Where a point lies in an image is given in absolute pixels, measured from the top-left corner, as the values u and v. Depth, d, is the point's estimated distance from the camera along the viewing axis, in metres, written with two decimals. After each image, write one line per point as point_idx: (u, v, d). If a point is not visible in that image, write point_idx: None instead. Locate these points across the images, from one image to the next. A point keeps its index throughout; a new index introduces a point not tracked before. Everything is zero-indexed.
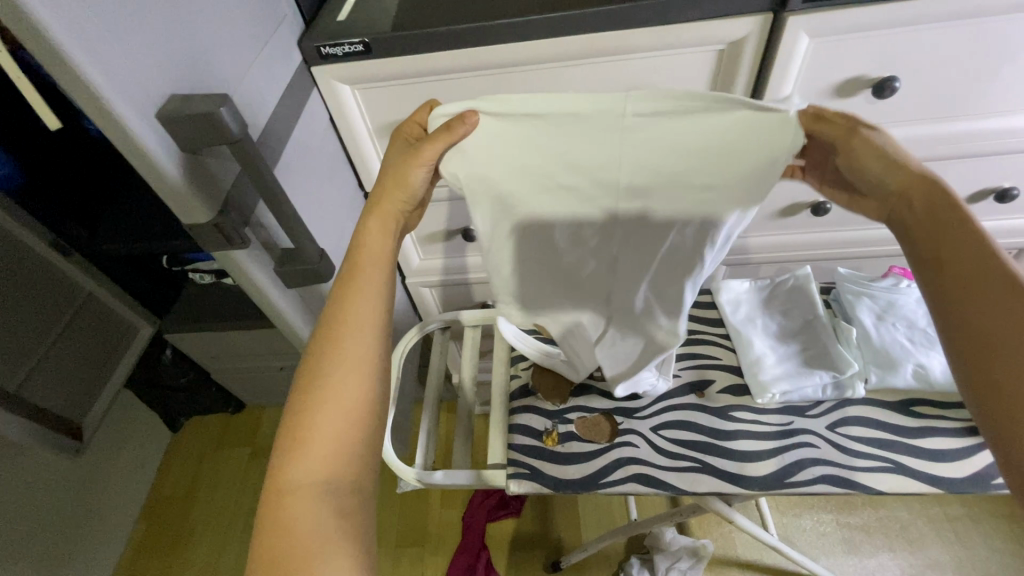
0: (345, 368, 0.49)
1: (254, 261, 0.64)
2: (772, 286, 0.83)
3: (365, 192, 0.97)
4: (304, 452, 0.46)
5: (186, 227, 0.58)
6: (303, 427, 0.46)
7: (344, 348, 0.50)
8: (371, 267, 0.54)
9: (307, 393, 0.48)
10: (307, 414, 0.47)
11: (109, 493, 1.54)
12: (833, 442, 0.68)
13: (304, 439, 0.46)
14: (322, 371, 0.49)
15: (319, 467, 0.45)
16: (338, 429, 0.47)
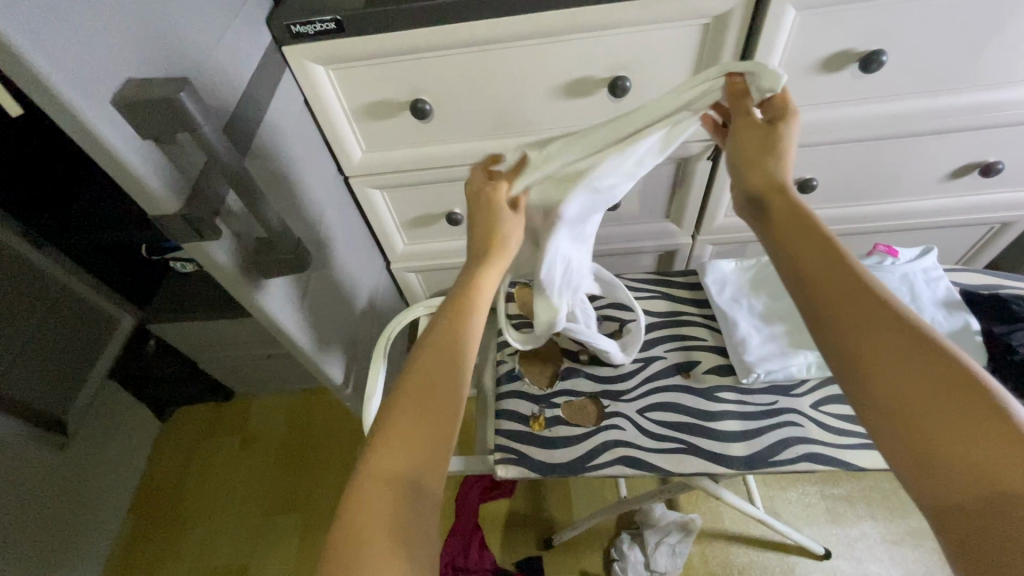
0: (445, 371, 0.53)
1: (227, 252, 0.62)
2: (759, 265, 0.83)
3: (344, 176, 0.95)
4: (393, 435, 0.48)
5: (153, 220, 0.56)
6: (398, 413, 0.49)
7: (451, 357, 0.54)
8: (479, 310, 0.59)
9: (412, 385, 0.51)
10: (406, 404, 0.50)
11: (100, 485, 1.53)
12: (817, 421, 0.69)
13: (395, 424, 0.49)
14: (427, 371, 0.52)
15: (404, 452, 0.47)
16: (430, 422, 0.49)
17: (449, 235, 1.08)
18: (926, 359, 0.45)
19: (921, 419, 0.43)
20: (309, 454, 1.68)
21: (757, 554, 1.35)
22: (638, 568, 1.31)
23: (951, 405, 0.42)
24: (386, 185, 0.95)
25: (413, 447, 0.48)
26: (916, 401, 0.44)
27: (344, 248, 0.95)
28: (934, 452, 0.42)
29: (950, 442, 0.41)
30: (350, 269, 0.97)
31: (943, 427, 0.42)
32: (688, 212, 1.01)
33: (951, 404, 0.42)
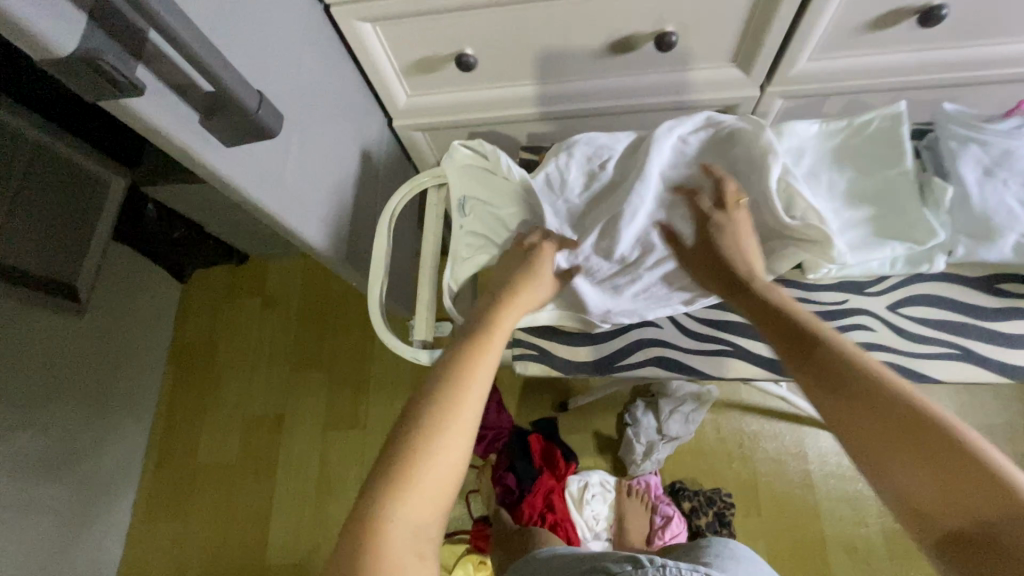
0: (458, 420, 0.47)
1: (164, 114, 0.44)
2: (850, 128, 0.65)
3: (325, 5, 0.74)
4: (408, 494, 0.43)
5: (45, 69, 0.38)
6: (416, 464, 0.44)
7: (465, 402, 0.48)
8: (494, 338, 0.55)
9: (426, 434, 0.46)
10: (420, 455, 0.45)
11: (130, 341, 1.59)
12: (889, 324, 0.63)
13: (412, 477, 0.44)
14: (431, 420, 0.47)
15: (424, 509, 0.44)
16: (438, 476, 0.45)
17: (461, 85, 0.89)
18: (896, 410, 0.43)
19: (891, 463, 0.42)
20: (329, 317, 1.69)
21: (770, 424, 1.39)
22: (649, 432, 1.36)
23: (914, 449, 0.41)
24: (379, 17, 0.74)
25: (429, 498, 0.44)
26: (892, 458, 0.42)
27: (337, 102, 0.78)
28: (906, 495, 0.41)
29: (917, 488, 0.40)
30: (347, 129, 0.81)
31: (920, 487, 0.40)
32: (764, 54, 0.79)
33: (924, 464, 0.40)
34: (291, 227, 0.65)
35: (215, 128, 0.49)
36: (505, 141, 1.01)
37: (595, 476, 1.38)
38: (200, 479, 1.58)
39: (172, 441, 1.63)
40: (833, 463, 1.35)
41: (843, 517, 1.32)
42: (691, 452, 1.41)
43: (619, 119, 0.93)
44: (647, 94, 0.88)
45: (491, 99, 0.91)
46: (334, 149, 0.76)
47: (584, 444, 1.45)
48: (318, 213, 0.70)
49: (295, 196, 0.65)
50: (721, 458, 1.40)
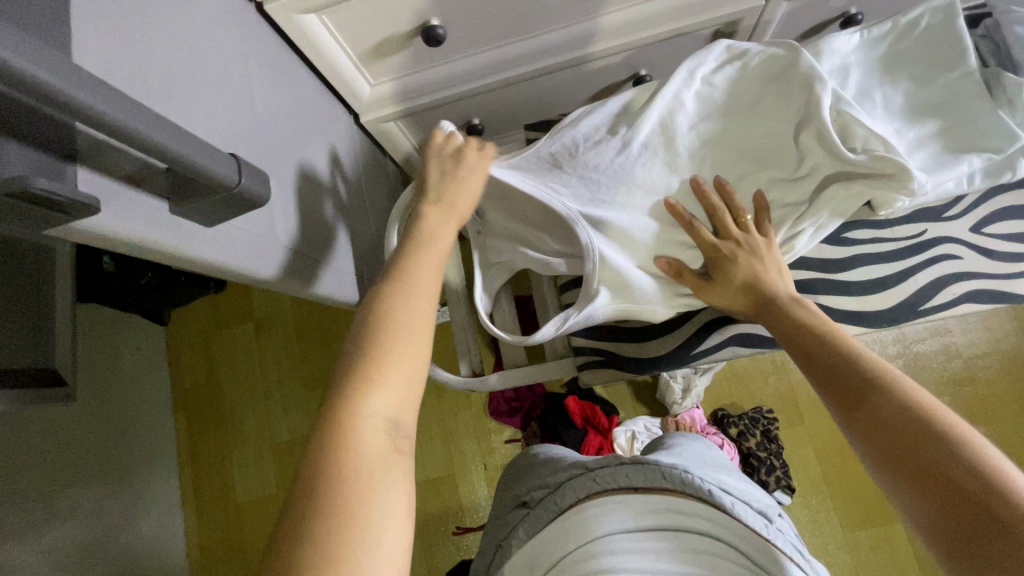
0: (413, 326, 0.46)
1: (131, 220, 0.35)
2: (898, 30, 0.57)
3: (256, 3, 0.61)
4: (382, 368, 0.43)
5: None
6: (378, 367, 0.43)
7: (417, 307, 0.47)
8: (436, 248, 0.53)
9: (388, 320, 0.46)
10: (381, 361, 0.43)
11: (132, 400, 1.50)
12: (978, 247, 0.62)
13: (374, 379, 0.43)
14: (389, 318, 0.46)
15: (389, 401, 0.43)
16: (404, 370, 0.44)
17: (434, 62, 0.77)
18: (886, 401, 0.43)
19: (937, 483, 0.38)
20: (330, 326, 1.61)
21: None
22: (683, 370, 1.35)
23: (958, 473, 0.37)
24: (325, 5, 0.62)
25: (398, 392, 0.43)
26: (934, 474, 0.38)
27: (302, 116, 0.67)
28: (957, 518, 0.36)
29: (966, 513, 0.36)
30: (318, 143, 0.70)
31: (909, 470, 0.39)
32: None
33: (912, 452, 0.40)
34: (296, 281, 0.56)
35: (191, 214, 0.39)
36: (489, 112, 0.90)
37: (640, 423, 1.38)
38: (245, 514, 1.55)
39: (206, 486, 1.58)
40: None
41: None
42: (726, 378, 1.41)
43: (614, 62, 0.83)
44: (642, 28, 0.78)
45: (469, 71, 0.79)
46: (311, 174, 0.66)
47: (621, 393, 1.45)
48: (316, 255, 0.61)
49: (291, 246, 0.55)
50: (756, 377, 1.41)
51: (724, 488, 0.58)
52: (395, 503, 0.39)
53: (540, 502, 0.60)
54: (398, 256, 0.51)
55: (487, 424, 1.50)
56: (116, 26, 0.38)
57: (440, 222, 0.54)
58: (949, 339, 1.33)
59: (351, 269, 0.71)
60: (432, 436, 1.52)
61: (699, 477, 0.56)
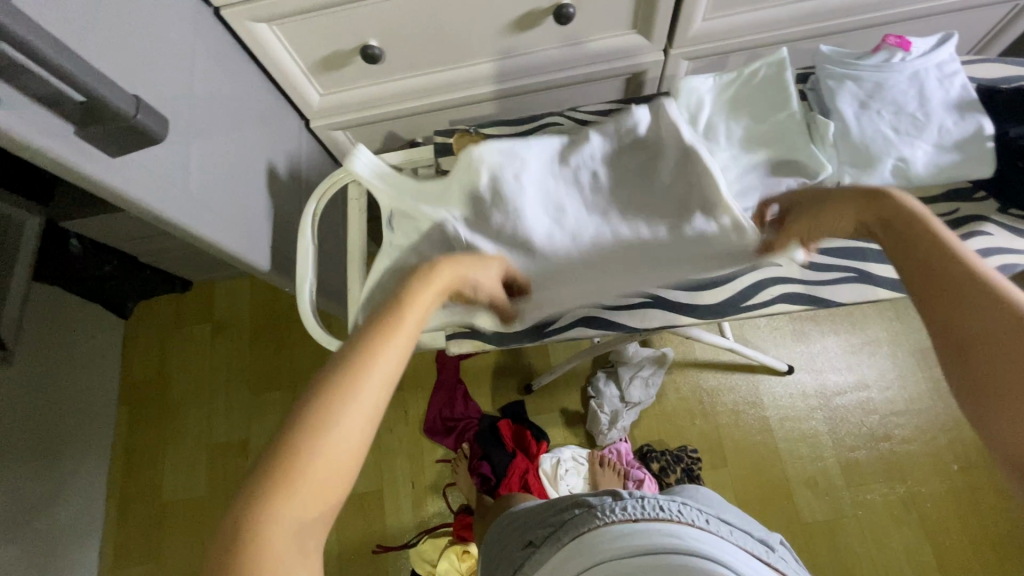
0: (357, 418, 0.40)
1: (33, 128, 0.43)
2: (741, 78, 0.68)
3: (214, 9, 0.72)
4: (313, 460, 0.38)
5: None
6: (295, 466, 0.37)
7: (358, 387, 0.41)
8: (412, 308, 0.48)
9: (333, 395, 0.40)
10: (302, 464, 0.38)
11: (78, 387, 1.53)
12: (798, 259, 0.68)
13: (285, 491, 0.37)
14: (340, 387, 0.41)
15: (309, 505, 0.38)
16: (336, 461, 0.39)
17: (375, 78, 0.89)
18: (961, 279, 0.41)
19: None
20: (284, 334, 1.66)
21: (726, 378, 1.45)
22: (613, 402, 1.40)
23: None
24: (273, 15, 0.74)
25: (318, 490, 0.38)
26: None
27: (245, 107, 0.77)
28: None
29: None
30: (258, 132, 0.79)
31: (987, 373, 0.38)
32: (659, 19, 0.82)
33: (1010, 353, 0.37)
34: (202, 233, 0.63)
35: (95, 141, 0.48)
36: (429, 131, 1.02)
37: (567, 452, 1.39)
38: (168, 515, 1.54)
39: (135, 483, 1.57)
40: (788, 406, 1.42)
41: (802, 455, 1.38)
42: (655, 415, 1.44)
43: (537, 97, 0.96)
44: (558, 69, 0.90)
45: (406, 89, 0.91)
46: (244, 156, 0.74)
47: (554, 422, 1.48)
48: (233, 220, 0.69)
49: (204, 203, 0.63)
50: (683, 417, 1.44)
51: (721, 521, 0.64)
52: None
53: (548, 540, 0.66)
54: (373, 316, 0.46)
55: (421, 441, 1.51)
56: None
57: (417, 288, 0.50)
58: (866, 394, 1.40)
59: (271, 244, 0.78)
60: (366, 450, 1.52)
61: (694, 513, 0.60)
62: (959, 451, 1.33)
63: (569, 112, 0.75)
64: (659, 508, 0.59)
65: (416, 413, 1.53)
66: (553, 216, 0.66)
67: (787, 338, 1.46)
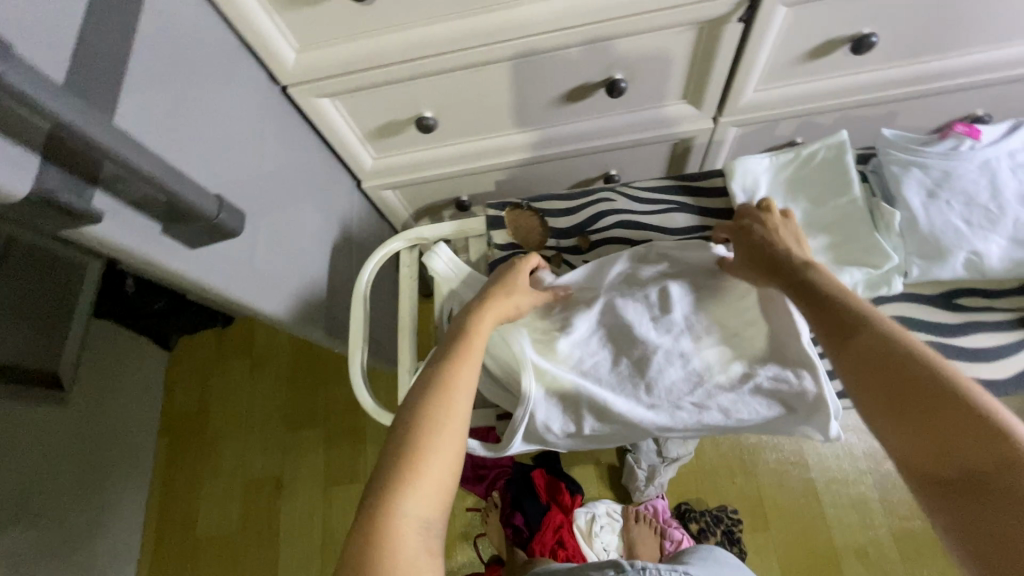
0: (451, 432, 0.48)
1: (124, 232, 0.45)
2: (798, 159, 0.68)
3: (281, 86, 0.76)
4: (424, 462, 0.46)
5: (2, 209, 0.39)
6: (411, 464, 0.45)
7: (451, 400, 0.49)
8: (478, 337, 0.56)
9: (430, 409, 0.49)
10: (418, 465, 0.45)
11: (122, 419, 1.57)
12: None
13: (408, 484, 0.44)
14: (435, 401, 0.49)
15: (428, 500, 0.45)
16: (445, 460, 0.46)
17: (427, 143, 0.91)
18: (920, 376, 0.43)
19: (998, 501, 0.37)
20: (320, 372, 1.68)
21: (768, 436, 1.40)
22: (650, 457, 1.34)
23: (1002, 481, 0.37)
24: (336, 92, 0.77)
25: (433, 486, 0.45)
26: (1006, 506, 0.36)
27: (304, 176, 0.80)
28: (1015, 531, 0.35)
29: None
30: (315, 199, 0.82)
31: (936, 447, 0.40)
32: (710, 91, 0.82)
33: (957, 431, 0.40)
34: (264, 308, 0.64)
35: (179, 234, 0.50)
36: (475, 190, 1.04)
37: (601, 507, 1.37)
38: (201, 550, 1.55)
39: (171, 516, 1.60)
40: (835, 468, 1.35)
41: (850, 522, 1.31)
42: (693, 472, 1.40)
43: (584, 161, 0.98)
44: (605, 136, 0.91)
45: (455, 153, 0.93)
46: (302, 224, 0.77)
47: (587, 474, 1.45)
48: (291, 291, 0.71)
49: (267, 279, 0.65)
50: (723, 475, 1.39)
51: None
52: None
53: None
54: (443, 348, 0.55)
55: None
56: (157, 93, 0.51)
57: (479, 317, 0.58)
58: None
59: (323, 309, 0.80)
60: None
61: None
62: None
63: (621, 188, 0.75)
64: None
65: None
66: (611, 330, 0.65)
67: None
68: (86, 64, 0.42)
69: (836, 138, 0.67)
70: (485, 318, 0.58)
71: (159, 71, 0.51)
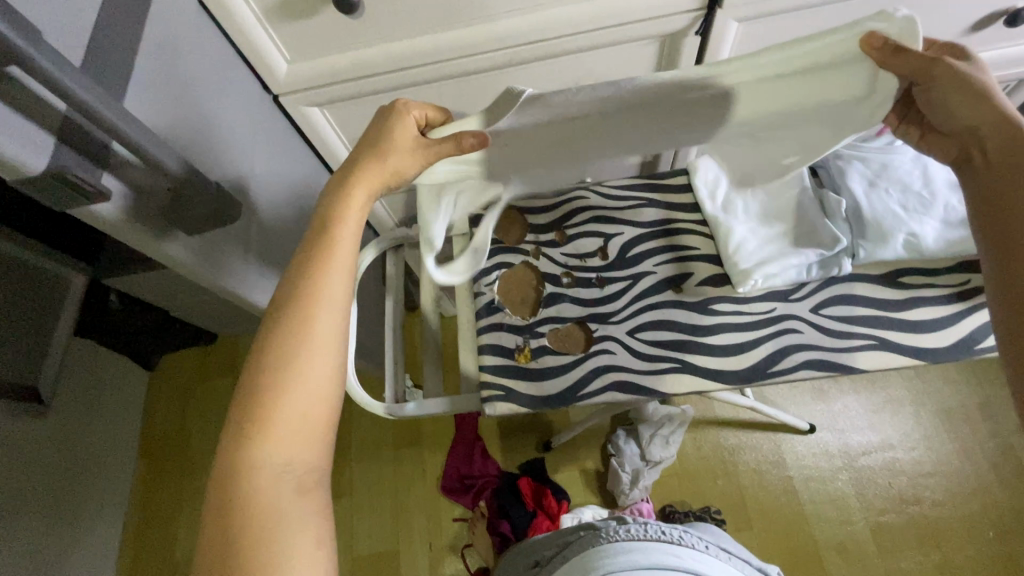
0: (309, 373, 0.44)
1: (129, 212, 0.48)
2: None
3: (273, 95, 0.80)
4: (279, 407, 0.43)
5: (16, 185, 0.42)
6: (266, 412, 0.42)
7: (306, 337, 0.44)
8: (340, 249, 0.48)
9: (284, 350, 0.44)
10: (271, 412, 0.42)
11: (100, 439, 1.54)
12: (817, 326, 0.66)
13: (264, 426, 0.42)
14: (287, 340, 0.44)
15: (290, 444, 0.43)
16: (306, 402, 0.43)
17: None
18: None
19: None
20: None
21: (747, 436, 1.43)
22: (633, 460, 1.38)
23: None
24: (326, 100, 0.81)
25: (296, 428, 0.43)
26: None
27: (294, 180, 0.83)
28: None
29: None
30: (303, 202, 0.86)
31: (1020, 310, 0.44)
32: None
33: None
34: (255, 299, 0.67)
35: (179, 220, 0.53)
36: None
37: (588, 512, 1.35)
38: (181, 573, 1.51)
39: (149, 539, 1.56)
40: (812, 466, 1.39)
41: (829, 518, 1.34)
42: (676, 474, 1.43)
43: None
44: None
45: None
46: (291, 224, 0.80)
47: (573, 481, 1.46)
48: None
49: (258, 271, 0.68)
50: (705, 476, 1.42)
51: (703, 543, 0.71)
52: (302, 547, 0.41)
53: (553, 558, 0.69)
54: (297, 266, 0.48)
55: (438, 499, 1.49)
56: (160, 90, 0.54)
57: (343, 206, 0.49)
58: (892, 454, 1.38)
59: None
60: (382, 509, 1.50)
61: (689, 537, 0.66)
62: (993, 515, 1.30)
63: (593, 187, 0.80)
64: (660, 531, 0.65)
65: (434, 470, 1.52)
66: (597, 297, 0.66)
67: (807, 396, 1.45)
68: (99, 59, 0.46)
69: None
70: (348, 207, 0.49)
71: (162, 71, 0.55)
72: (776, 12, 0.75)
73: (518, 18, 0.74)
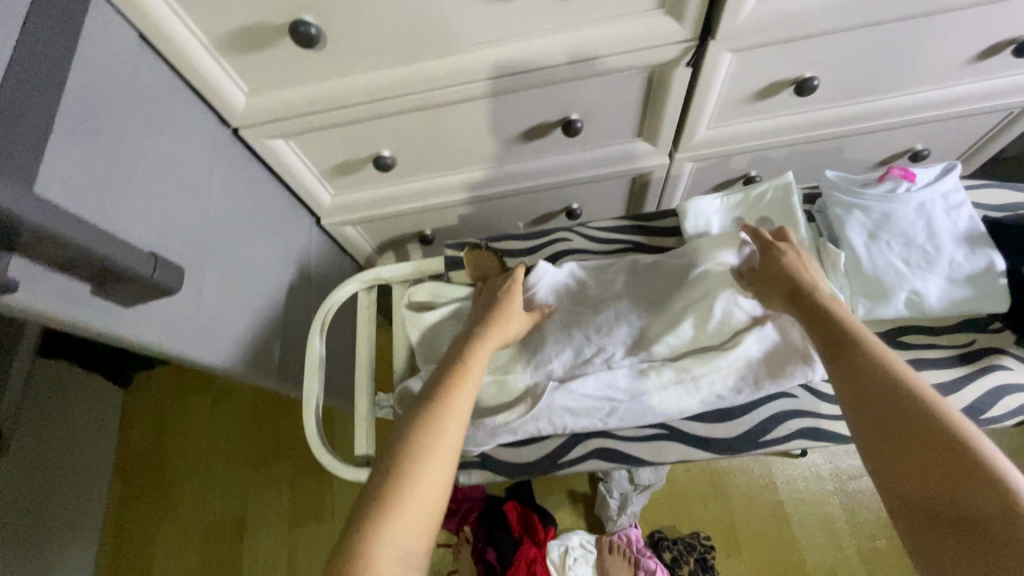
0: (439, 463, 0.46)
1: (45, 296, 0.43)
2: (747, 201, 0.70)
3: (232, 128, 0.74)
4: (412, 492, 0.44)
5: None
6: (400, 491, 0.43)
7: (444, 430, 0.48)
8: (471, 373, 0.54)
9: (425, 439, 0.47)
10: (403, 492, 0.44)
11: (71, 463, 1.48)
12: (815, 391, 0.63)
13: (399, 506, 0.43)
14: (430, 431, 0.48)
15: (412, 529, 0.43)
16: (432, 493, 0.45)
17: (387, 181, 0.90)
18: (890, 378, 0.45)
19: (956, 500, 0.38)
20: (285, 406, 1.63)
21: (736, 459, 1.41)
22: (621, 484, 1.34)
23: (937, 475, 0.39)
24: (289, 133, 0.75)
25: (417, 516, 0.43)
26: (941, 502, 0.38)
27: (256, 218, 0.77)
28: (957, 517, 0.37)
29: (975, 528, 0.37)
30: (268, 241, 0.80)
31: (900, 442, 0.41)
32: (664, 130, 0.84)
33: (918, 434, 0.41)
34: (207, 362, 0.61)
35: (110, 295, 0.48)
36: (437, 225, 1.03)
37: (574, 538, 1.34)
38: None
39: (124, 566, 1.51)
40: (802, 490, 1.37)
41: (819, 544, 1.32)
42: (664, 499, 1.40)
43: (545, 196, 0.99)
44: (565, 173, 0.92)
45: (415, 190, 0.93)
46: (252, 269, 0.74)
47: (560, 505, 1.43)
48: (241, 340, 0.68)
49: (212, 330, 0.62)
50: (694, 500, 1.39)
51: None
52: None
53: None
54: (434, 378, 0.54)
55: None
56: (87, 145, 0.48)
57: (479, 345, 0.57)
58: None
59: (277, 354, 0.77)
60: None
61: None
62: None
63: (578, 227, 0.76)
64: None
65: None
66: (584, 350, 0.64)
67: None
68: (6, 124, 0.41)
69: (783, 182, 0.69)
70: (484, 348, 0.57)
71: (90, 122, 0.49)
72: (773, 42, 0.70)
73: (495, 48, 0.68)
